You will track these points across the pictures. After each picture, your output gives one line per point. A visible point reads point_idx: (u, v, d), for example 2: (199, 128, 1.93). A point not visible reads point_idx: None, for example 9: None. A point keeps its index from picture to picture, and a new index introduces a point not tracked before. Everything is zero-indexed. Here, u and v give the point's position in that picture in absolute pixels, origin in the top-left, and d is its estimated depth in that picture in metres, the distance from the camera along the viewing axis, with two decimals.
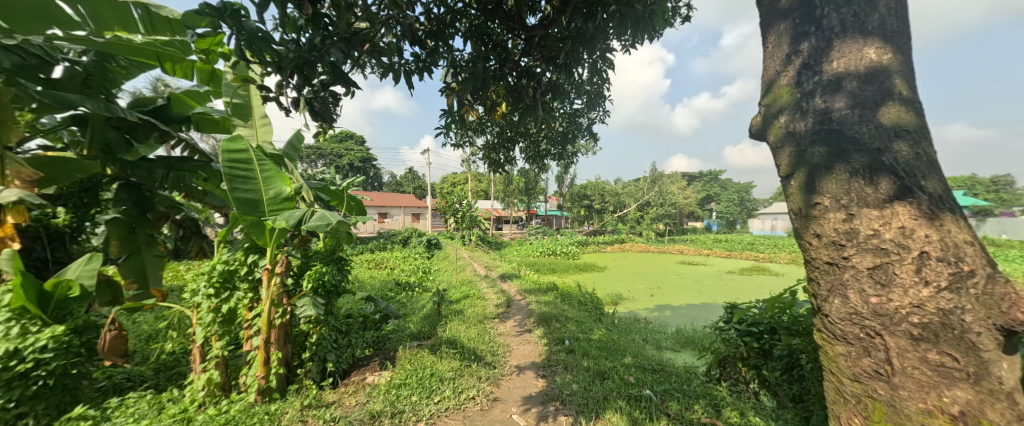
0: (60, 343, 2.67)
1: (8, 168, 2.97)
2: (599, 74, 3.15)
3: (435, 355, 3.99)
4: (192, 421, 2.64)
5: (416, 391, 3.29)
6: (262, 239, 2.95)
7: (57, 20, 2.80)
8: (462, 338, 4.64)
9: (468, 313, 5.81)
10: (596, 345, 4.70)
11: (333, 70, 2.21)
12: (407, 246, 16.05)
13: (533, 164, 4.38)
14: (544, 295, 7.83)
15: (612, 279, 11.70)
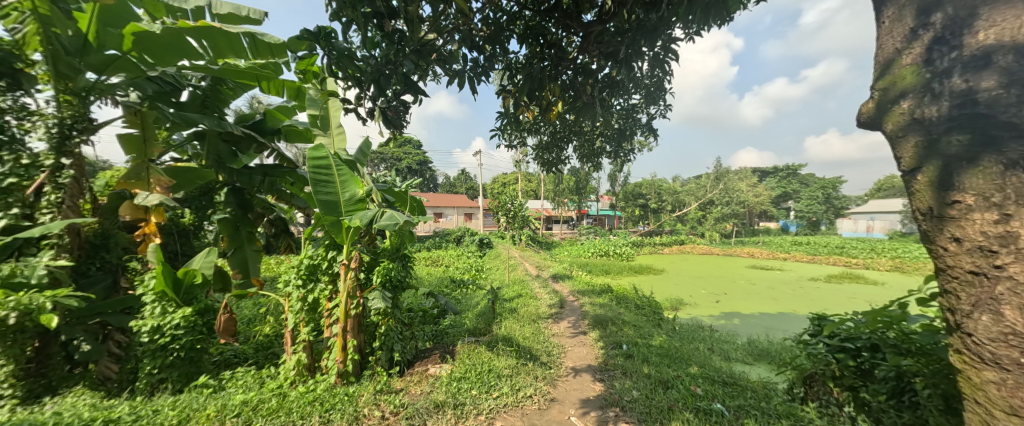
0: (189, 322, 3.16)
1: (151, 176, 3.52)
2: (659, 68, 2.99)
3: (492, 352, 4.07)
4: (286, 395, 2.98)
5: (475, 386, 3.39)
6: (339, 237, 3.24)
7: (185, 52, 3.34)
8: (517, 336, 4.69)
9: (522, 312, 5.85)
10: (657, 352, 4.46)
11: (405, 82, 2.37)
12: (461, 244, 16.57)
13: (587, 162, 4.29)
14: (599, 297, 7.63)
15: (673, 282, 11.05)
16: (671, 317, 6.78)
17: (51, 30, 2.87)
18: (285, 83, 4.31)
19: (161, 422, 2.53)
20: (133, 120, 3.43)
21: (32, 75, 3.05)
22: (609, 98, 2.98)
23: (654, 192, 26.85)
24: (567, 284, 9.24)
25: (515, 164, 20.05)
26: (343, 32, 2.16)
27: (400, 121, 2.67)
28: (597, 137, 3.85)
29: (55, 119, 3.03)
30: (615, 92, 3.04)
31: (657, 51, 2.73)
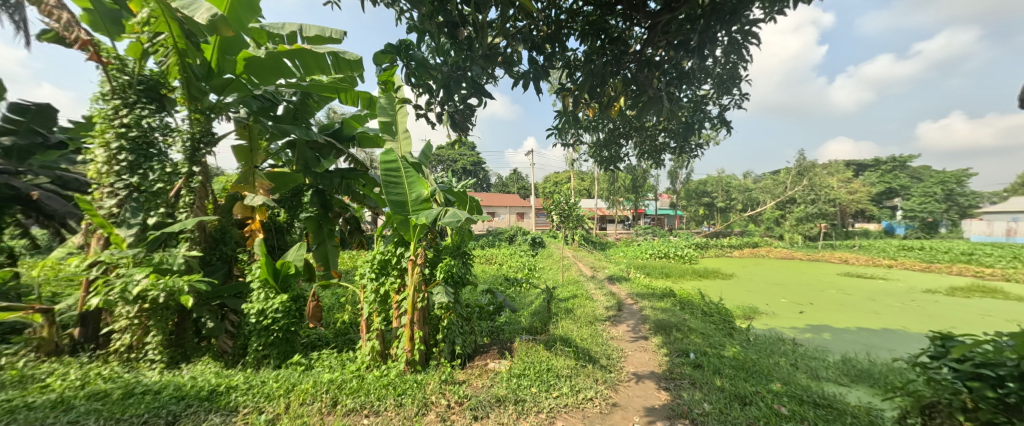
0: (286, 307, 3.60)
1: (257, 180, 4.00)
2: (734, 55, 2.78)
3: (550, 352, 4.10)
4: (364, 378, 3.28)
5: (535, 384, 3.44)
6: (407, 234, 3.48)
7: (283, 72, 3.86)
8: (575, 337, 4.66)
9: (578, 313, 5.76)
10: (731, 364, 4.15)
11: (474, 86, 2.50)
12: (513, 243, 16.71)
13: (649, 159, 4.13)
14: (660, 301, 7.26)
15: (746, 289, 10.14)
16: (743, 327, 6.25)
17: (185, 60, 3.45)
18: (360, 94, 4.75)
19: (269, 391, 2.92)
20: (242, 133, 3.91)
21: (172, 98, 3.69)
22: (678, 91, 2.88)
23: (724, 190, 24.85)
24: (624, 286, 8.90)
25: (570, 163, 19.72)
26: (420, 42, 2.34)
27: (467, 124, 2.80)
28: (660, 132, 3.69)
29: (188, 134, 3.62)
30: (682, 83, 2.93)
31: (732, 37, 2.56)
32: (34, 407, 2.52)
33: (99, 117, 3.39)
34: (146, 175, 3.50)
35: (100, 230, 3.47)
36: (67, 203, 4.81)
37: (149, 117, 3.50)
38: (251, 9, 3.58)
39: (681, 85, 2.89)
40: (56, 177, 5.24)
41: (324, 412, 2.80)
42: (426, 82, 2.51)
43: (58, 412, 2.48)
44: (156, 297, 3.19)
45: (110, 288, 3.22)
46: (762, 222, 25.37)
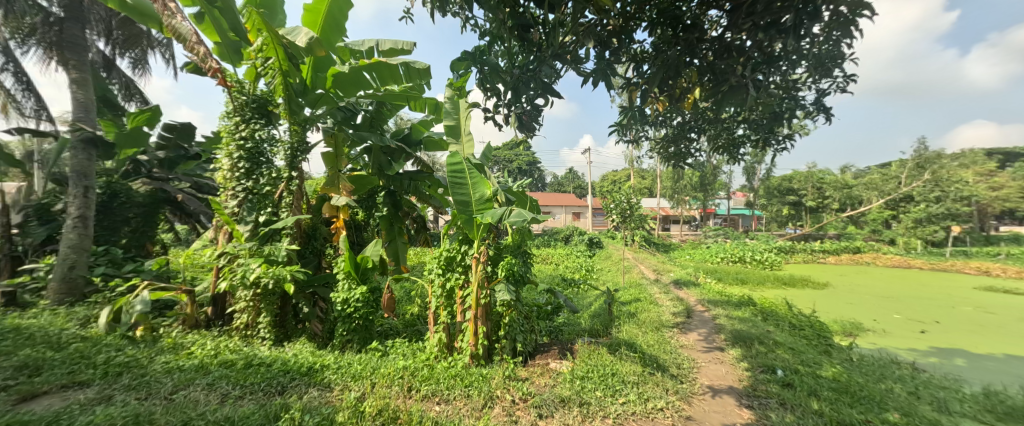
0: (364, 297, 3.95)
1: (340, 182, 4.44)
2: (839, 31, 2.33)
3: (614, 356, 4.03)
4: (433, 367, 3.51)
5: (600, 387, 3.40)
6: (472, 233, 3.66)
7: (363, 85, 4.32)
8: (641, 343, 4.52)
9: (643, 318, 5.58)
10: (829, 386, 3.73)
11: (543, 87, 2.56)
12: (568, 243, 16.55)
13: (724, 155, 3.86)
14: (736, 310, 6.76)
15: (846, 302, 8.95)
16: (843, 344, 5.55)
17: (289, 80, 3.98)
18: (426, 100, 5.13)
19: (355, 372, 3.24)
20: (330, 142, 4.34)
21: (276, 113, 4.24)
22: (767, 77, 2.42)
23: (815, 187, 22.18)
24: (692, 291, 8.40)
25: (629, 161, 19.02)
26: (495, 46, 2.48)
27: (533, 125, 2.87)
28: (739, 123, 3.33)
29: (289, 144, 4.16)
30: (770, 70, 2.50)
31: (838, 12, 2.10)
32: (183, 369, 3.10)
33: (225, 132, 4.02)
34: (258, 180, 4.09)
35: (225, 226, 4.12)
36: (200, 203, 6.46)
37: (260, 130, 4.06)
38: (337, 28, 4.05)
39: (769, 70, 2.52)
40: (193, 183, 6.82)
41: (403, 395, 3.03)
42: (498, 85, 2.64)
43: (200, 374, 3.01)
44: (267, 283, 3.69)
45: (233, 275, 3.81)
46: (867, 224, 22.24)
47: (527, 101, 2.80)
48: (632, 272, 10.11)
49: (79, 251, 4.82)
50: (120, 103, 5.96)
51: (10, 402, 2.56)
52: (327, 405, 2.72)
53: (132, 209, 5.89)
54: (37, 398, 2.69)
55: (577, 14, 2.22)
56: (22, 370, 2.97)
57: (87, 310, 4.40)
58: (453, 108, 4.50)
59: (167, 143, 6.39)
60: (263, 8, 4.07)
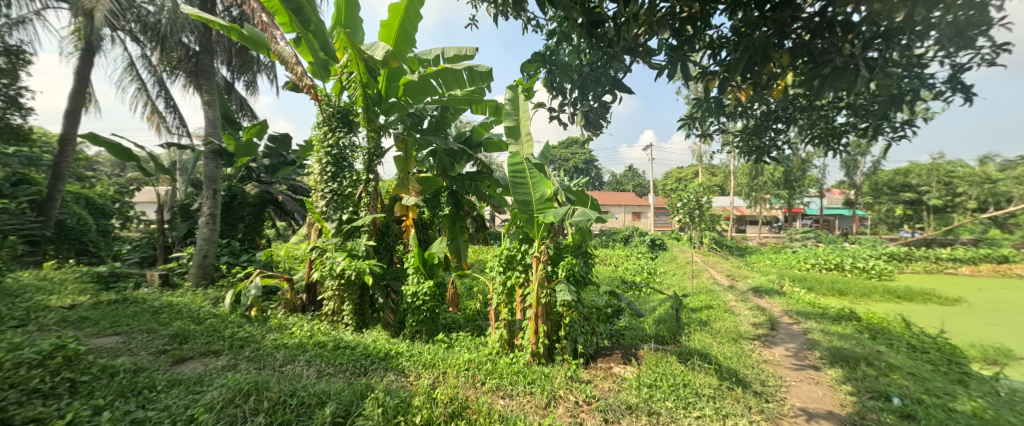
0: (431, 292, 4.19)
1: (409, 184, 4.71)
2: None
3: (686, 366, 3.78)
4: (496, 362, 3.62)
5: (671, 398, 3.19)
6: (532, 232, 3.73)
7: (430, 91, 4.64)
8: (716, 355, 4.18)
9: (716, 327, 5.19)
10: (970, 422, 3.02)
11: (613, 83, 2.53)
12: (628, 244, 16.01)
13: (819, 149, 3.43)
14: (834, 325, 6.01)
15: (987, 323, 7.41)
16: (981, 372, 4.60)
17: (367, 91, 4.36)
18: (487, 103, 5.33)
19: (426, 361, 3.46)
20: (401, 146, 4.66)
21: (355, 121, 4.63)
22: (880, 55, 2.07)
23: (941, 183, 17.64)
24: (775, 301, 7.64)
25: (697, 157, 17.82)
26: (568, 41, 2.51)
27: (600, 122, 2.86)
28: (841, 110, 2.84)
29: (367, 149, 4.56)
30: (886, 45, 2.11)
31: None
32: (287, 346, 3.58)
33: (316, 141, 4.54)
34: (342, 182, 4.54)
35: (316, 223, 4.65)
36: (295, 203, 7.08)
37: (342, 137, 4.48)
38: (409, 40, 4.41)
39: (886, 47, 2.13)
40: (289, 186, 7.55)
41: (470, 387, 3.15)
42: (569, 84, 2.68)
43: (300, 352, 3.47)
44: (350, 275, 4.12)
45: (323, 267, 4.30)
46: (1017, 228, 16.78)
47: (595, 100, 2.78)
48: (702, 276, 9.45)
49: (209, 244, 5.81)
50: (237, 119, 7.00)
51: (169, 363, 3.22)
52: (405, 389, 2.94)
53: (246, 208, 7.06)
54: (186, 361, 3.34)
55: (652, 3, 2.12)
56: (175, 339, 3.67)
57: (216, 291, 5.33)
58: (513, 109, 4.60)
59: (271, 152, 7.40)
60: (348, 27, 4.50)
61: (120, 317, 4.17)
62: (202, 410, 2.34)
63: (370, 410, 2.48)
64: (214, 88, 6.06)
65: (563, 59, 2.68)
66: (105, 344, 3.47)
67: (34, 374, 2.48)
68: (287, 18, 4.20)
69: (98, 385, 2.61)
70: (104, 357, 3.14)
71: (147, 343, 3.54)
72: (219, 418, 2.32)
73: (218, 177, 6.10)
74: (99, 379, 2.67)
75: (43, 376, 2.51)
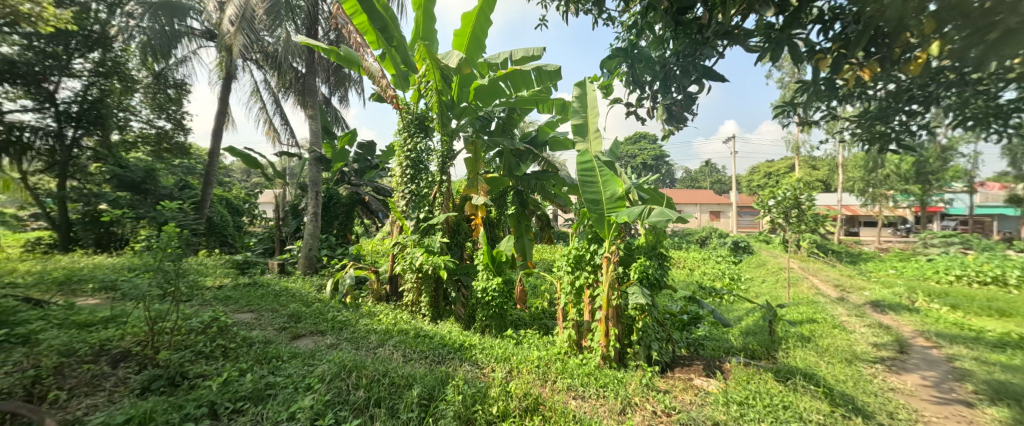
0: (499, 289, 4.27)
1: (478, 183, 4.82)
2: None
3: (785, 385, 3.28)
4: (565, 362, 3.57)
5: (768, 419, 2.77)
6: (602, 231, 3.62)
7: (498, 93, 4.74)
8: (824, 377, 3.56)
9: (823, 344, 4.49)
10: None
11: (702, 71, 2.35)
12: (706, 246, 14.90)
13: (979, 133, 2.71)
14: (993, 354, 4.78)
15: None
16: None
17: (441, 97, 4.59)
18: (553, 102, 5.31)
19: (497, 355, 3.55)
20: (470, 147, 4.83)
21: (430, 126, 4.86)
22: None
23: None
24: (909, 322, 6.36)
25: (792, 149, 15.87)
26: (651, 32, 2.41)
27: (684, 115, 2.69)
28: (1009, 83, 2.19)
29: (440, 153, 4.80)
30: None
31: None
32: (376, 331, 3.93)
33: (398, 146, 4.91)
34: (420, 183, 4.85)
35: (397, 221, 5.02)
36: (379, 203, 7.69)
37: (418, 141, 4.76)
38: (479, 46, 4.55)
39: None
40: (375, 187, 8.33)
41: (542, 385, 3.15)
42: (653, 78, 2.59)
43: (387, 336, 3.80)
44: (427, 269, 4.38)
45: (404, 260, 4.62)
46: None
47: (681, 91, 2.60)
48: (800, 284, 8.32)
49: (314, 238, 6.57)
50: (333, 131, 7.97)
51: (288, 338, 3.78)
52: (481, 380, 3.05)
53: (339, 207, 7.83)
54: (301, 337, 3.88)
55: None
56: (291, 319, 4.26)
57: (319, 279, 6.05)
58: (580, 106, 4.52)
59: (359, 158, 8.21)
60: (426, 39, 4.78)
61: (253, 297, 4.97)
62: (316, 381, 2.73)
63: (452, 396, 2.62)
64: (315, 104, 6.87)
65: (646, 51, 2.60)
66: (243, 319, 4.21)
67: (200, 339, 3.31)
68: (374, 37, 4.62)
69: (242, 352, 3.27)
70: (244, 329, 3.84)
71: (272, 320, 4.19)
72: (330, 388, 2.68)
73: (319, 181, 6.84)
74: (242, 347, 3.35)
75: (205, 341, 3.31)
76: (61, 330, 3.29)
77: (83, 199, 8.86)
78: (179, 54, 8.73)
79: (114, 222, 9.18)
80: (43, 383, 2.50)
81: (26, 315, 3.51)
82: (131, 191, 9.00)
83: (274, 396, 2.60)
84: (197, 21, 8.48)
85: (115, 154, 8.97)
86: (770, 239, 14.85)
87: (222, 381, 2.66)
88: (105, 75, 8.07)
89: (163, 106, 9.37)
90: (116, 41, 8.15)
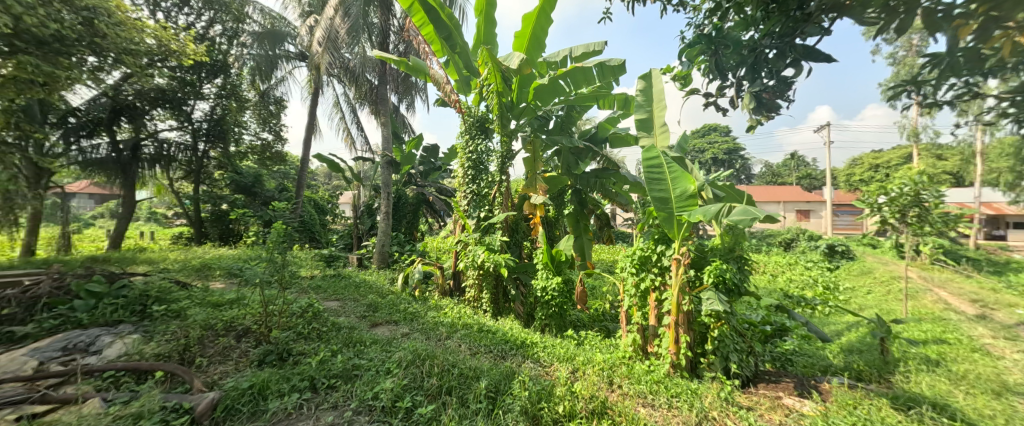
0: (559, 288, 4.21)
1: (536, 183, 4.80)
2: None
3: (905, 415, 2.69)
4: (632, 369, 3.39)
5: None
6: (671, 232, 3.40)
7: (558, 92, 4.66)
8: (962, 409, 2.82)
9: (963, 366, 3.65)
10: None
11: (805, 53, 2.05)
12: (794, 249, 13.41)
13: None
14: None
15: None
16: None
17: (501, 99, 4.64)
18: (615, 97, 5.11)
19: (560, 355, 3.49)
20: (529, 147, 4.83)
21: (489, 129, 4.95)
22: None
23: None
24: None
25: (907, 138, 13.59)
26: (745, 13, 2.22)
27: (777, 104, 2.37)
28: None
29: (500, 153, 4.87)
30: None
31: None
32: (443, 323, 4.08)
33: (460, 148, 5.07)
34: (480, 184, 4.96)
35: (460, 220, 5.17)
36: (444, 201, 8.01)
37: (479, 143, 4.88)
38: (540, 45, 4.51)
39: None
40: (437, 188, 8.88)
41: (608, 388, 3.05)
42: (741, 65, 2.34)
43: (454, 329, 3.93)
44: (489, 267, 4.45)
45: (467, 257, 4.75)
46: None
47: (775, 75, 2.27)
48: (920, 294, 7.00)
49: (387, 235, 7.01)
50: (401, 135, 8.48)
51: (368, 324, 4.08)
52: (545, 377, 3.02)
53: (407, 206, 8.28)
54: (379, 325, 4.15)
55: None
56: (370, 308, 4.59)
57: (393, 273, 6.47)
58: (644, 102, 4.30)
59: (424, 160, 8.87)
60: (487, 43, 4.85)
61: (338, 287, 5.46)
62: (395, 366, 2.91)
63: (518, 391, 2.63)
64: (387, 112, 7.33)
65: (735, 36, 2.39)
66: (331, 306, 4.65)
67: (298, 322, 3.68)
68: (440, 45, 4.79)
69: (332, 335, 3.59)
70: (332, 315, 4.23)
71: (354, 308, 4.55)
72: (407, 373, 2.84)
73: (390, 182, 7.28)
74: (331, 331, 3.67)
75: (303, 324, 3.68)
76: (201, 308, 3.89)
77: (210, 200, 10.59)
78: (280, 74, 9.91)
79: (233, 219, 10.79)
80: (192, 351, 3.09)
81: (178, 295, 4.19)
82: (243, 194, 10.88)
83: (360, 376, 2.82)
84: (293, 45, 9.66)
85: (232, 162, 10.46)
86: (877, 242, 12.80)
87: (319, 359, 2.99)
88: (226, 97, 9.48)
89: (266, 120, 10.52)
90: (234, 67, 9.56)
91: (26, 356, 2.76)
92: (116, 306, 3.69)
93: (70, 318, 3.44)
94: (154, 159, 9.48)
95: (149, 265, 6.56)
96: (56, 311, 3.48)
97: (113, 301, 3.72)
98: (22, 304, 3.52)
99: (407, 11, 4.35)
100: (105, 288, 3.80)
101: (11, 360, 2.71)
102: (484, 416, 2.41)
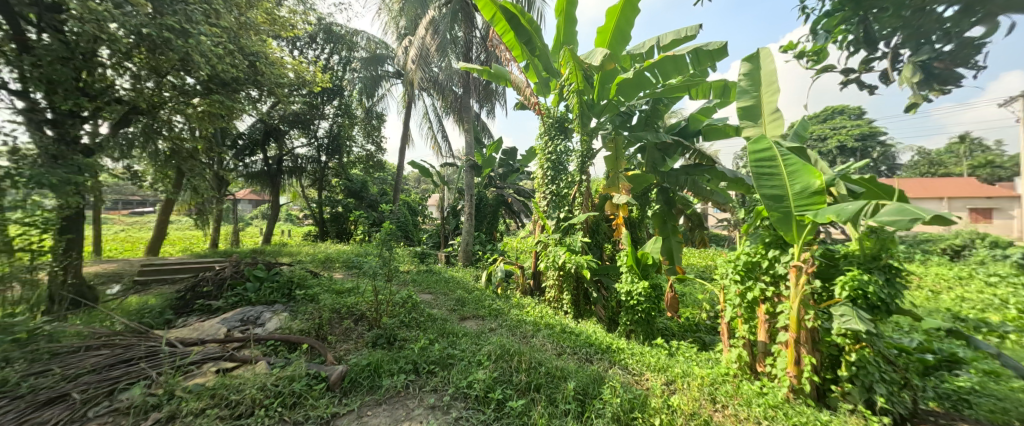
0: (647, 293, 3.92)
1: (619, 181, 4.54)
2: None
3: None
4: (740, 388, 2.99)
5: None
6: (789, 234, 2.92)
7: (645, 85, 4.36)
8: None
9: None
10: None
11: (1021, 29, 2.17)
12: (960, 258, 10.64)
13: None
14: None
15: None
16: None
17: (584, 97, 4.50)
18: (711, 85, 4.61)
19: (651, 364, 3.24)
20: (612, 145, 4.62)
21: (568, 129, 4.83)
22: None
23: None
24: None
25: None
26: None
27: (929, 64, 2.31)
28: None
29: (580, 153, 4.71)
30: None
31: None
32: (526, 322, 4.08)
33: (540, 149, 5.04)
34: (560, 184, 4.88)
35: (540, 221, 5.12)
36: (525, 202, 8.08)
37: (559, 143, 4.80)
38: (625, 38, 4.27)
39: None
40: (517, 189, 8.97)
41: (711, 407, 2.73)
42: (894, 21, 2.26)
43: (537, 328, 3.89)
44: (570, 268, 4.35)
45: (547, 258, 4.69)
46: None
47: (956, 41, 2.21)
48: None
49: (471, 234, 7.29)
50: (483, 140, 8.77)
51: (458, 318, 4.27)
52: (637, 386, 2.84)
53: (488, 207, 8.52)
54: (468, 319, 4.31)
55: None
56: (459, 302, 4.80)
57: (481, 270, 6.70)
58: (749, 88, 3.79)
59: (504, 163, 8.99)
60: (567, 43, 4.74)
61: (431, 281, 5.84)
62: (486, 358, 2.97)
63: (608, 396, 2.47)
64: (470, 118, 7.62)
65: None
66: (425, 298, 4.98)
67: (400, 311, 3.96)
68: (519, 50, 4.80)
69: (428, 325, 3.79)
70: (427, 306, 4.51)
71: (445, 302, 4.80)
72: (497, 366, 2.87)
73: (473, 185, 7.54)
74: (427, 321, 3.88)
75: (405, 313, 3.96)
76: (328, 294, 4.44)
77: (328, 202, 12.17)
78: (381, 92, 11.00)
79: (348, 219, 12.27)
80: (324, 329, 3.52)
81: (313, 282, 4.85)
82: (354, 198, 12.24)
83: (455, 365, 2.93)
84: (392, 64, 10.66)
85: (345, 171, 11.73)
86: None
87: (420, 346, 3.16)
88: (342, 115, 10.80)
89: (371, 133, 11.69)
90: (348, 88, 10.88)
91: (218, 323, 3.46)
92: (272, 289, 4.38)
93: (244, 297, 4.22)
94: (292, 170, 11.28)
95: (290, 256, 7.77)
96: (236, 290, 4.27)
97: (270, 285, 4.42)
98: (215, 283, 4.35)
99: (490, 21, 4.48)
100: (266, 273, 4.53)
101: (211, 325, 3.41)
102: (574, 418, 2.33)
